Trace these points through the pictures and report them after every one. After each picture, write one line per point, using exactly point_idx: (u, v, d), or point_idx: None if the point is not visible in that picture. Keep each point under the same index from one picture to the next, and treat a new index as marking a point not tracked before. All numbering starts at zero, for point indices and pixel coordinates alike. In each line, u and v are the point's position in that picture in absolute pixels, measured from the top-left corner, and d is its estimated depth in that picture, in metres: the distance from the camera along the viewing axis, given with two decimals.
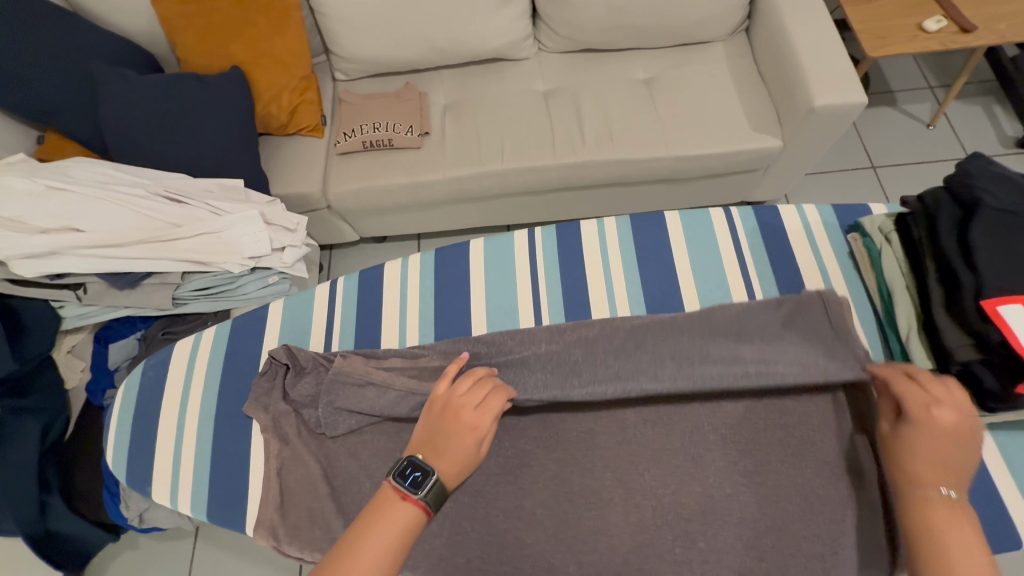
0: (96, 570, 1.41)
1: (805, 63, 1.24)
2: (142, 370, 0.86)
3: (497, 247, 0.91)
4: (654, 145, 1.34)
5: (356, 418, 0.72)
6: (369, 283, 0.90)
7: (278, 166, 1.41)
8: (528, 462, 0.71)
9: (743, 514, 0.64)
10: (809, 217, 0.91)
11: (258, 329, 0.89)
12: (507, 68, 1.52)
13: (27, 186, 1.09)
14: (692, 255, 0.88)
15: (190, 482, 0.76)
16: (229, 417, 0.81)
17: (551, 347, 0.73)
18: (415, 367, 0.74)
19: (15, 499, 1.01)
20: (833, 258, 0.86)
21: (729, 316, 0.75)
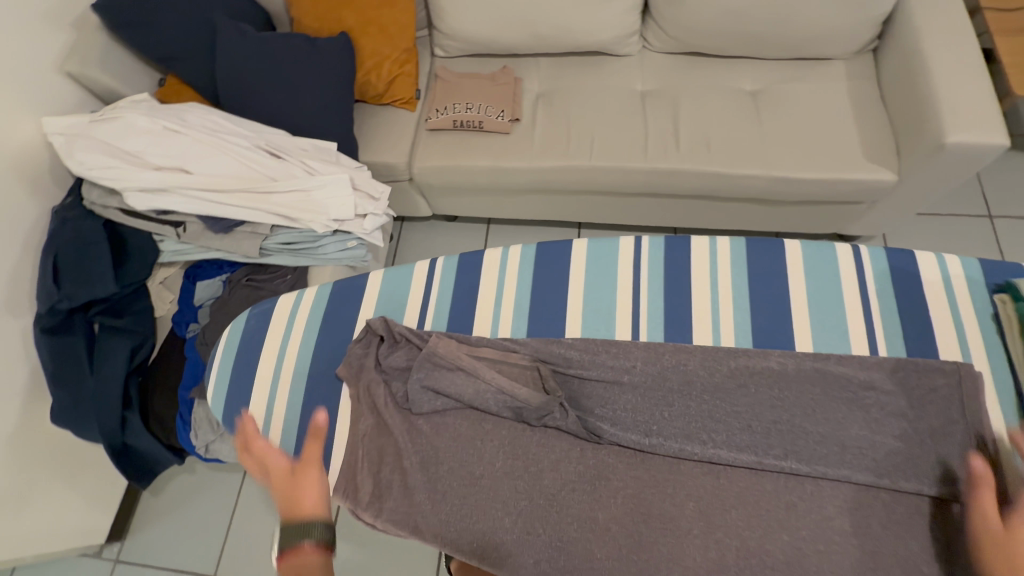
0: (156, 484, 1.54)
1: (940, 93, 1.13)
2: (245, 317, 0.89)
3: (600, 248, 0.87)
4: (752, 161, 1.27)
5: (442, 400, 0.72)
6: (464, 266, 0.89)
7: (369, 134, 1.44)
8: (607, 475, 0.68)
9: (834, 573, 0.60)
10: (951, 268, 0.79)
11: (355, 295, 0.89)
12: (607, 63, 1.48)
13: (146, 124, 1.15)
14: (809, 290, 0.80)
15: (280, 430, 0.81)
16: (320, 375, 0.83)
17: (648, 374, 0.71)
18: (505, 363, 0.73)
19: (103, 411, 1.13)
20: (972, 320, 0.75)
21: (848, 375, 0.69)
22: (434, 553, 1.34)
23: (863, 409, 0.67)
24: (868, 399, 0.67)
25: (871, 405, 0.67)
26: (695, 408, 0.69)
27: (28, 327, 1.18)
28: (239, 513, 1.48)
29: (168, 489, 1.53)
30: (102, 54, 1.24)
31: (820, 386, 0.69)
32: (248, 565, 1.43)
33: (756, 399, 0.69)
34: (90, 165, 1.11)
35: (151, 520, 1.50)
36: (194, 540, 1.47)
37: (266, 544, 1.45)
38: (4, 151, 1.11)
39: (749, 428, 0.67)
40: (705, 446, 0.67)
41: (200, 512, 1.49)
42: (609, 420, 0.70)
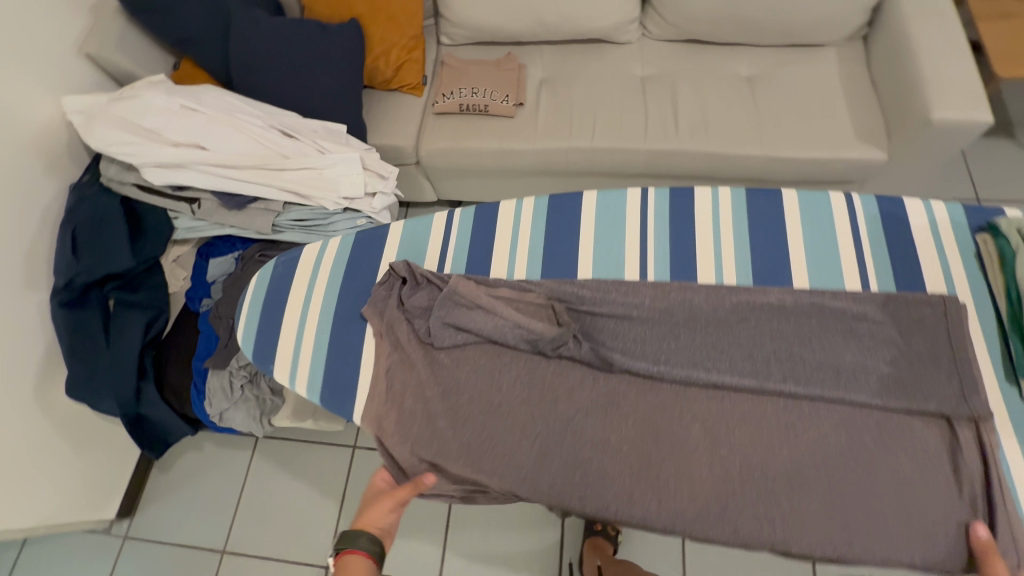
0: (165, 462, 1.56)
1: (927, 74, 1.18)
2: (273, 263, 0.86)
3: (609, 201, 0.85)
4: (749, 142, 1.32)
5: (462, 334, 0.71)
6: (482, 217, 0.86)
7: (377, 118, 1.49)
8: (619, 401, 0.68)
9: (829, 486, 0.62)
10: (937, 213, 0.80)
11: (379, 241, 0.86)
12: (608, 50, 1.52)
13: (164, 102, 1.18)
14: (803, 234, 0.79)
15: (307, 366, 0.77)
16: (346, 317, 0.79)
17: (658, 307, 0.71)
18: (522, 301, 0.73)
19: (118, 382, 1.15)
20: (956, 259, 0.76)
21: (842, 308, 0.69)
22: (439, 525, 1.37)
23: (854, 336, 0.67)
24: (859, 329, 0.68)
25: (862, 334, 0.67)
26: (698, 340, 0.69)
27: (45, 300, 1.20)
28: (248, 490, 1.50)
29: (176, 468, 1.55)
30: (119, 37, 1.27)
31: (816, 318, 0.69)
32: (257, 540, 1.45)
33: (756, 332, 0.69)
34: (110, 142, 1.14)
35: (160, 498, 1.52)
36: (202, 517, 1.49)
37: (275, 520, 1.47)
38: (25, 127, 1.14)
39: (751, 356, 0.68)
40: (708, 373, 0.67)
41: (210, 489, 1.51)
42: (619, 350, 0.69)
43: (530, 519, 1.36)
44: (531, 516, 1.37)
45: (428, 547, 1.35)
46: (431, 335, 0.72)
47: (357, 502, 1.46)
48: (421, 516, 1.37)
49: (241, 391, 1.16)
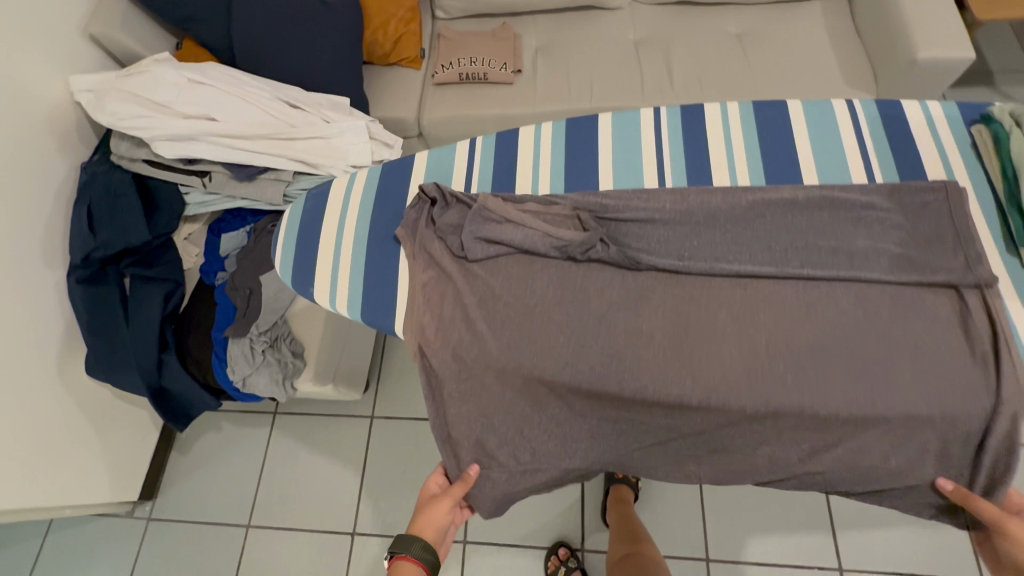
0: (183, 443, 1.57)
1: (909, 17, 1.23)
2: (305, 197, 0.87)
3: (624, 121, 0.85)
4: (742, 94, 1.36)
5: (495, 247, 0.72)
6: (505, 140, 0.86)
7: (378, 92, 1.51)
8: (648, 295, 0.70)
9: (849, 353, 0.64)
10: (932, 109, 0.80)
11: (404, 173, 0.86)
12: (600, 16, 1.56)
13: (172, 76, 1.20)
14: (812, 139, 0.80)
15: (347, 287, 0.78)
16: (382, 242, 0.81)
17: (677, 209, 0.72)
18: (550, 214, 0.74)
19: (141, 352, 1.17)
20: (954, 151, 0.77)
21: (852, 198, 0.70)
22: None
23: (865, 224, 0.69)
24: (869, 218, 0.69)
25: (872, 221, 0.69)
26: (720, 237, 0.71)
27: (62, 278, 1.21)
28: (268, 467, 1.52)
29: (196, 449, 1.56)
30: (123, 16, 1.29)
31: (827, 210, 0.70)
32: (279, 514, 1.46)
33: (773, 225, 0.70)
34: (121, 115, 1.16)
35: (181, 478, 1.53)
36: (224, 495, 1.50)
37: (296, 494, 1.48)
38: (37, 105, 1.15)
39: (770, 247, 0.69)
40: (730, 265, 0.69)
41: (230, 469, 1.52)
42: (644, 250, 0.71)
43: None
44: None
45: None
46: (464, 249, 0.73)
47: (377, 470, 1.48)
48: None
49: (263, 355, 1.17)
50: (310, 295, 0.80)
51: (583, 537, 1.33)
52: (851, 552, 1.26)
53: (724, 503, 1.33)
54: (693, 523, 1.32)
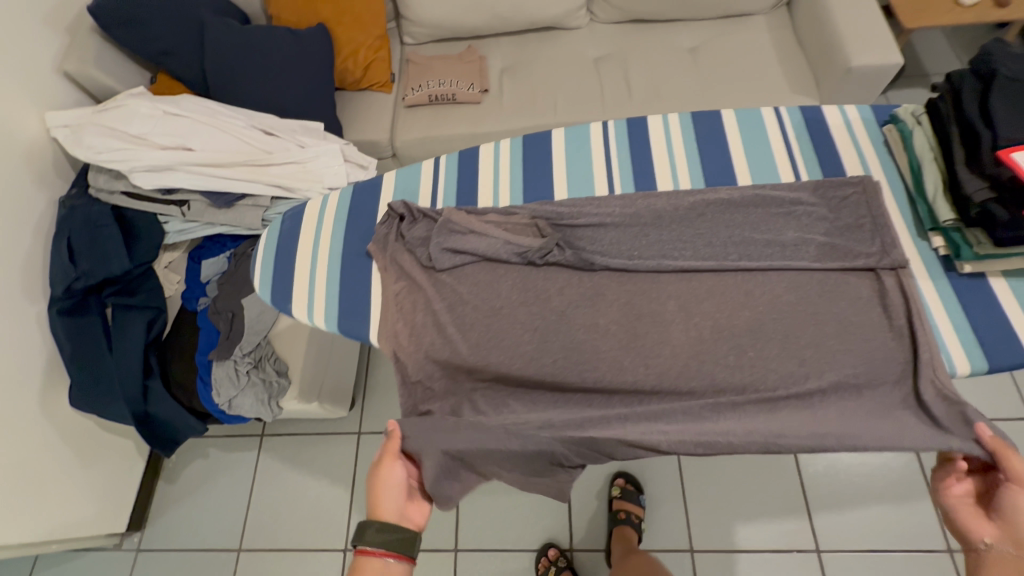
0: (170, 472, 1.57)
1: (842, 28, 1.34)
2: (281, 219, 0.91)
3: (574, 135, 0.92)
4: (697, 103, 1.45)
5: (460, 257, 0.77)
6: (465, 159, 0.92)
7: (351, 116, 1.57)
8: (603, 292, 0.75)
9: (786, 332, 0.70)
10: (849, 114, 0.88)
11: (374, 191, 0.91)
12: (561, 36, 1.64)
13: (147, 109, 1.24)
14: (743, 141, 0.88)
15: (323, 301, 0.81)
16: (356, 256, 0.85)
17: (626, 214, 0.78)
18: (510, 223, 0.80)
19: (125, 380, 1.18)
20: (870, 148, 0.84)
21: (781, 196, 0.77)
22: None
23: (795, 217, 0.76)
24: (797, 212, 0.76)
25: (801, 215, 0.76)
26: (666, 236, 0.77)
27: (44, 311, 1.23)
28: (257, 490, 1.52)
29: (183, 477, 1.56)
30: (96, 53, 1.33)
31: (761, 207, 0.77)
32: (270, 536, 1.47)
33: (713, 224, 0.77)
34: (99, 150, 1.19)
35: (169, 507, 1.53)
36: (214, 521, 1.50)
37: (288, 514, 1.49)
38: (14, 142, 1.18)
39: (711, 243, 0.76)
40: (677, 262, 0.75)
41: (218, 494, 1.53)
42: (598, 253, 0.76)
43: None
44: None
45: (442, 515, 1.40)
46: (431, 260, 0.78)
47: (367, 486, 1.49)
48: None
49: (248, 376, 1.20)
50: (290, 310, 0.82)
51: (572, 537, 1.36)
52: (828, 533, 1.31)
53: (706, 495, 1.37)
54: (676, 517, 1.36)
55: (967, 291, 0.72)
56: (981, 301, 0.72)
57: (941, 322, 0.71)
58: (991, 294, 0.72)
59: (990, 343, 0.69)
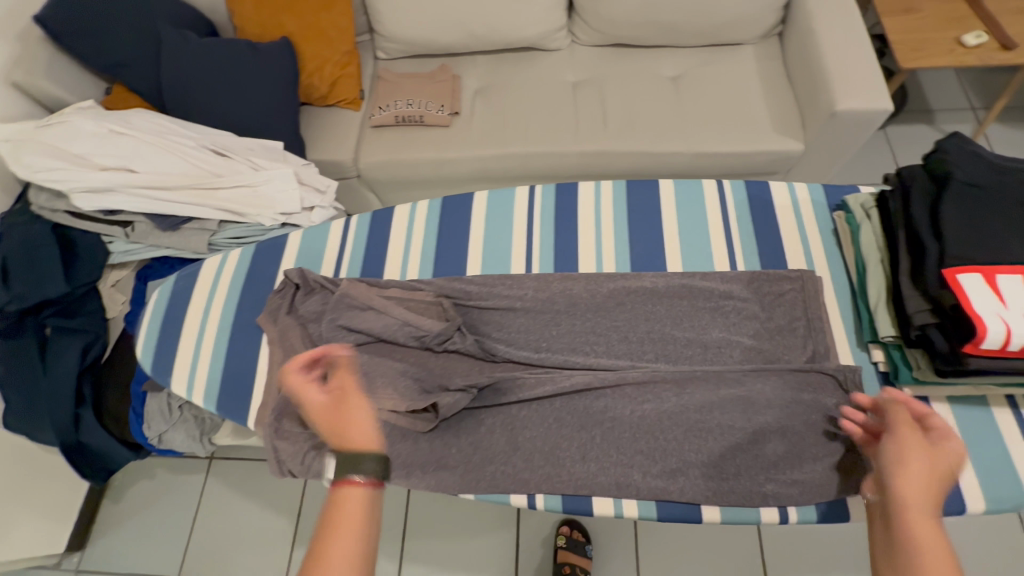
0: (117, 489, 1.54)
1: (831, 67, 1.25)
2: (173, 279, 1.01)
3: (498, 201, 1.03)
4: (673, 139, 1.36)
5: (353, 336, 0.84)
6: (377, 220, 1.03)
7: (315, 133, 1.50)
8: (501, 386, 0.81)
9: (690, 426, 0.77)
10: (799, 194, 0.99)
11: (277, 252, 1.02)
12: (540, 58, 1.57)
13: (91, 127, 1.21)
14: (678, 218, 0.99)
15: (204, 376, 0.91)
16: (243, 327, 0.95)
17: (539, 300, 0.88)
18: (412, 300, 0.88)
19: (54, 409, 1.12)
20: (817, 236, 0.95)
21: (710, 289, 0.87)
22: (397, 531, 1.37)
23: (723, 314, 0.85)
24: (727, 306, 0.85)
25: (729, 312, 0.85)
26: (579, 325, 0.86)
27: None
28: (202, 515, 1.48)
29: (130, 495, 1.53)
30: (46, 62, 1.28)
31: (687, 299, 0.86)
32: (211, 565, 1.43)
33: (630, 316, 0.86)
34: (38, 168, 1.15)
35: (113, 528, 1.49)
36: (156, 544, 1.46)
37: (231, 542, 1.45)
38: None
39: (626, 338, 0.84)
40: (586, 356, 0.83)
41: (163, 516, 1.49)
42: (503, 341, 0.85)
43: (485, 524, 1.36)
44: (485, 519, 1.37)
45: (383, 556, 1.35)
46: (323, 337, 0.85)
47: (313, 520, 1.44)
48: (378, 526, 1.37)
49: (180, 412, 1.15)
50: (167, 382, 0.92)
51: None
52: None
53: (661, 553, 1.31)
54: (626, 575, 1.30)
55: None
56: None
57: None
58: None
59: None
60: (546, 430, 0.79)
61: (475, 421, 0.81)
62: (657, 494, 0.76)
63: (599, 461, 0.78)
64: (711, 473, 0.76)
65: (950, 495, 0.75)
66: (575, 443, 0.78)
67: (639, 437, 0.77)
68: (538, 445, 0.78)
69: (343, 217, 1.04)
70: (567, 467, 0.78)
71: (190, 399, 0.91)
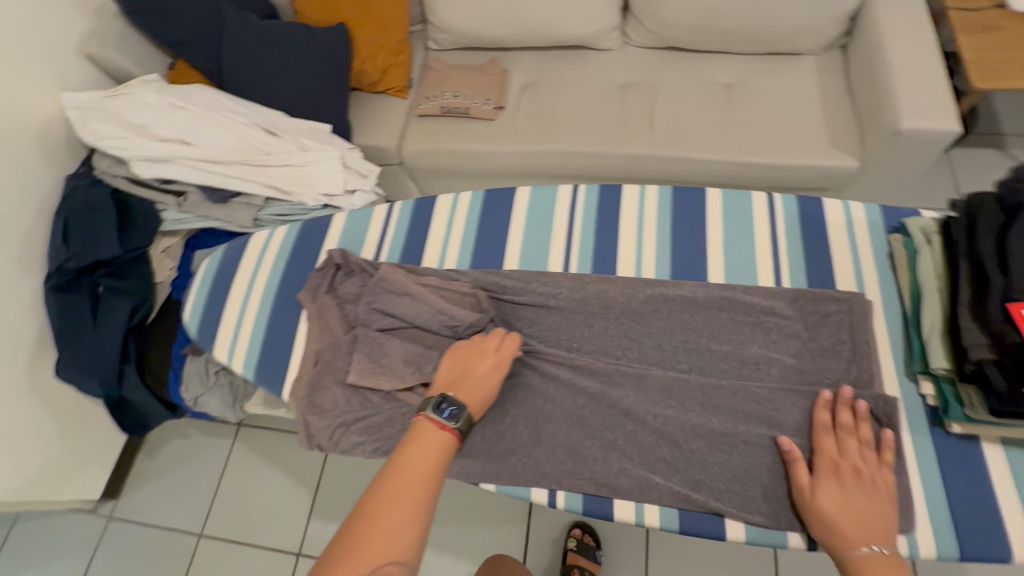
0: (152, 445, 1.62)
1: (898, 82, 1.19)
2: (223, 249, 1.05)
3: (540, 197, 1.03)
4: (721, 147, 1.33)
5: (388, 319, 0.86)
6: (419, 208, 1.05)
7: (363, 118, 1.53)
8: (526, 385, 0.83)
9: (717, 439, 0.76)
10: (854, 213, 0.95)
11: (320, 232, 1.05)
12: (590, 57, 1.55)
13: (152, 99, 1.27)
14: (721, 229, 0.96)
15: (245, 344, 0.95)
16: (284, 301, 0.98)
17: (573, 300, 0.88)
18: (447, 289, 0.89)
19: (101, 363, 1.20)
20: (870, 260, 0.91)
21: (753, 304, 0.85)
22: None
23: (763, 330, 0.83)
24: (768, 322, 0.83)
25: (771, 328, 0.83)
26: (612, 329, 0.86)
27: (39, 285, 1.26)
28: (227, 478, 1.55)
29: (162, 452, 1.60)
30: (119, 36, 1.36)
31: (727, 310, 0.85)
32: (232, 526, 1.49)
33: (666, 323, 0.85)
34: (101, 135, 1.24)
35: (144, 482, 1.57)
36: (182, 502, 1.53)
37: (252, 507, 1.50)
38: (26, 119, 1.22)
39: (660, 345, 0.84)
40: (617, 360, 0.84)
41: (191, 475, 1.56)
42: (536, 338, 0.87)
43: (497, 518, 1.37)
44: (495, 512, 1.38)
45: None
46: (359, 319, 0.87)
47: (332, 495, 1.48)
48: None
49: (216, 376, 1.20)
50: (210, 348, 0.96)
51: None
52: None
53: (672, 567, 1.29)
54: None
55: (958, 461, 0.76)
56: (968, 474, 0.75)
57: (915, 486, 0.75)
58: (981, 465, 0.75)
59: (964, 521, 0.72)
60: (570, 428, 0.79)
61: (500, 414, 0.81)
62: (679, 505, 0.75)
63: (621, 464, 0.77)
64: (737, 489, 0.75)
65: (997, 544, 0.71)
66: (598, 445, 0.78)
67: (663, 445, 0.77)
68: (561, 443, 0.79)
69: (387, 203, 1.06)
70: (588, 467, 0.77)
71: (230, 365, 0.95)
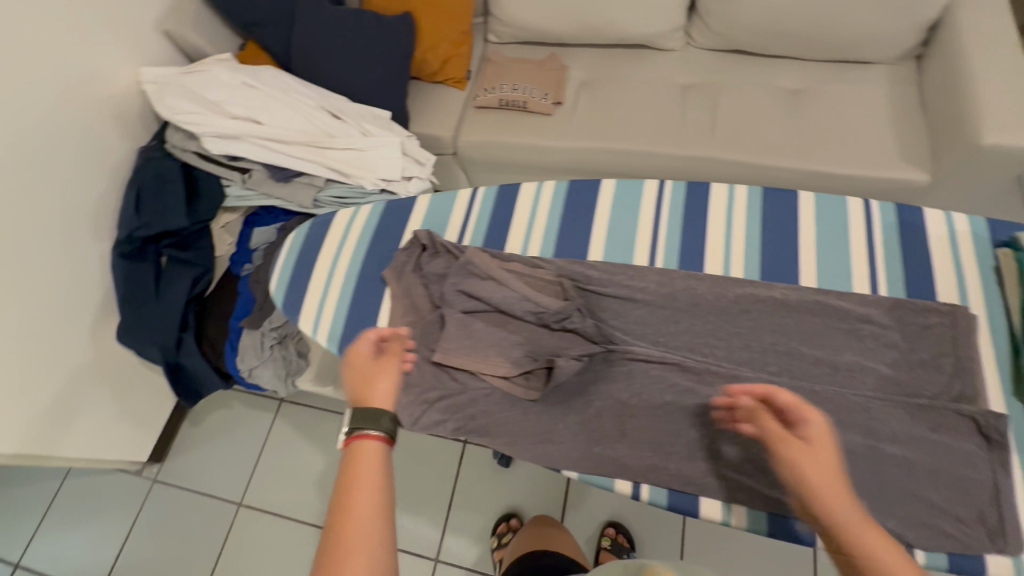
0: (197, 413, 1.67)
1: (982, 96, 1.15)
2: (308, 225, 1.08)
3: (624, 191, 1.03)
4: (782, 154, 1.31)
5: (476, 302, 0.89)
6: (503, 194, 1.06)
7: (422, 107, 1.55)
8: (598, 380, 0.84)
9: None
10: (957, 225, 0.92)
11: (403, 214, 1.07)
12: (651, 56, 1.54)
13: (229, 77, 1.32)
14: (795, 236, 0.95)
15: (328, 318, 0.97)
16: (368, 278, 1.00)
17: (660, 295, 0.88)
18: (532, 275, 0.91)
19: (163, 329, 1.24)
20: (974, 275, 0.88)
21: (851, 310, 0.84)
22: (443, 501, 1.41)
23: (859, 337, 0.82)
24: (863, 330, 0.82)
25: (867, 335, 0.82)
26: (699, 326, 0.85)
27: (107, 251, 1.31)
28: (267, 451, 1.58)
29: (206, 422, 1.65)
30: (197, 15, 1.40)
31: (820, 315, 0.84)
32: (270, 498, 1.52)
33: (755, 324, 0.85)
34: (177, 110, 1.28)
35: (187, 448, 1.62)
36: (223, 471, 1.58)
37: (290, 481, 1.54)
38: (106, 90, 1.27)
39: (749, 346, 0.83)
40: (703, 357, 0.83)
41: (232, 446, 1.61)
42: (622, 330, 0.87)
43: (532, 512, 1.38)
44: (530, 506, 1.38)
45: (430, 523, 1.38)
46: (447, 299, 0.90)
47: None
48: (429, 492, 1.42)
49: (272, 349, 1.24)
50: (296, 318, 0.99)
51: None
52: None
53: None
54: None
55: None
56: None
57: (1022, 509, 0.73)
58: None
59: None
60: (654, 422, 0.80)
61: (583, 403, 0.83)
62: (771, 507, 0.75)
63: (709, 462, 0.78)
64: None
65: None
66: (683, 441, 0.79)
67: (752, 446, 0.78)
68: (647, 436, 0.80)
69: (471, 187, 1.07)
70: (674, 462, 0.79)
71: (314, 338, 0.97)
